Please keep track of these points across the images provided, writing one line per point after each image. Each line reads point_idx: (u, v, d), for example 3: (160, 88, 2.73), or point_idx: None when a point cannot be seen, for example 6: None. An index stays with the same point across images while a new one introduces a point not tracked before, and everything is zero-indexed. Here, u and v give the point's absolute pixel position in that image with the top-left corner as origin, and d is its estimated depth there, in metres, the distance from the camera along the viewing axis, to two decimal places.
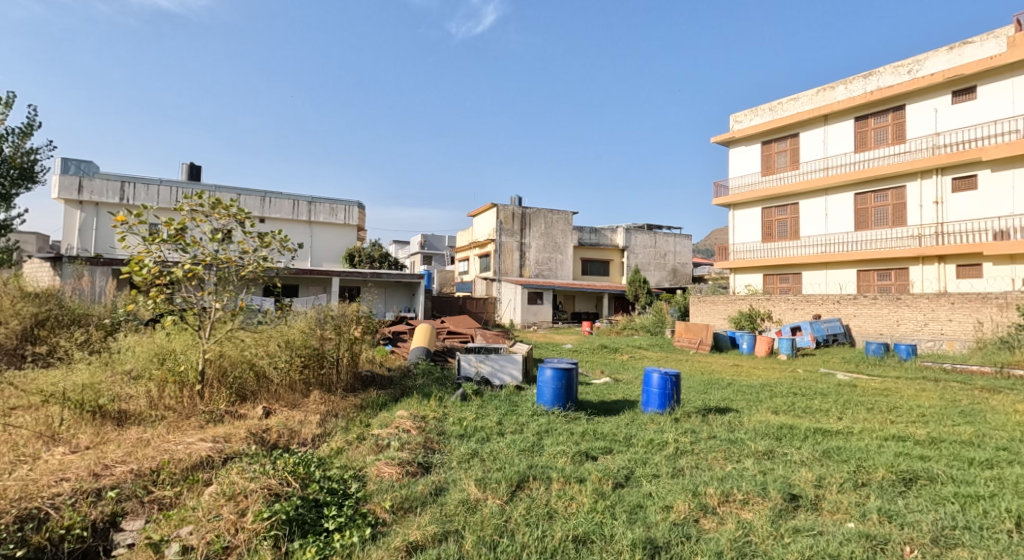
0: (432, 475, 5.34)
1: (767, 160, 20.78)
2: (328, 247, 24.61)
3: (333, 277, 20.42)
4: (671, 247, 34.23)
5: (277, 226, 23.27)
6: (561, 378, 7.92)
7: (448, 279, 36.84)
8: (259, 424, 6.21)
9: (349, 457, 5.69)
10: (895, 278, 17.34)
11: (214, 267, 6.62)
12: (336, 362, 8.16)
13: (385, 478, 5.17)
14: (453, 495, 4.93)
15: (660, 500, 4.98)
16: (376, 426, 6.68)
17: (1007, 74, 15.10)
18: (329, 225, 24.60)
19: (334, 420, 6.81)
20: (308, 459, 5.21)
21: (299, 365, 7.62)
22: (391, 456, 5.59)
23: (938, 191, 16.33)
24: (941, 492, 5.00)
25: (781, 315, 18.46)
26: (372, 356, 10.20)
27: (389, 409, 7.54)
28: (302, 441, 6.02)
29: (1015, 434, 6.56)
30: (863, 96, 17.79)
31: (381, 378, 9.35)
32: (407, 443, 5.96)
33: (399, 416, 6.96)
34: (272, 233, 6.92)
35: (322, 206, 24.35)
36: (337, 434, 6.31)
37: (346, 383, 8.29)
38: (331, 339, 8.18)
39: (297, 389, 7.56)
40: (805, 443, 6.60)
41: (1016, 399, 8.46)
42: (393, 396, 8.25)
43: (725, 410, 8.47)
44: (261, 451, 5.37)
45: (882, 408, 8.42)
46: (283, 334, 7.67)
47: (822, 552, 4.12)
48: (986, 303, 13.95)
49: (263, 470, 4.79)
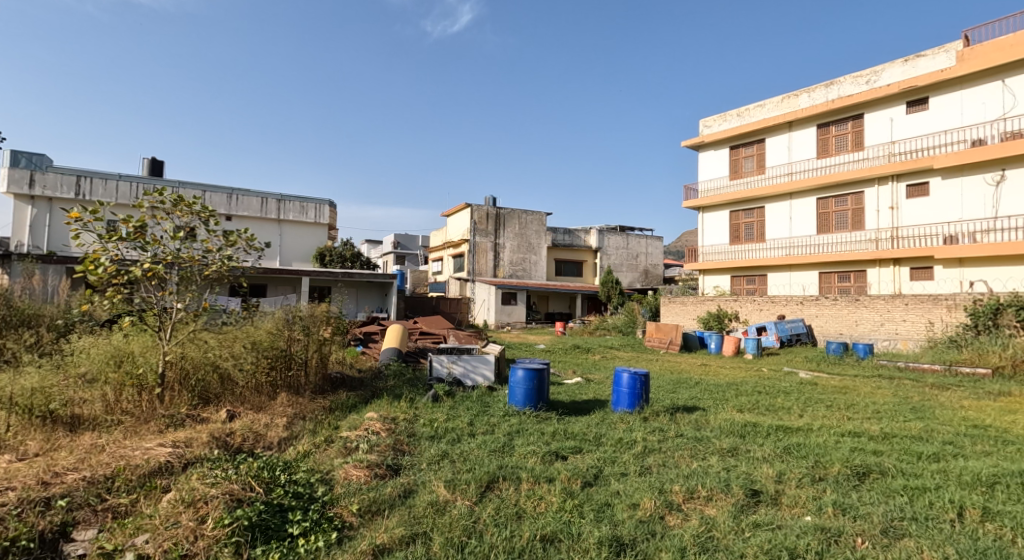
0: (401, 477, 5.33)
1: (734, 164, 21.20)
2: (297, 246, 24.26)
3: (303, 278, 20.13)
4: (642, 248, 34.67)
5: (244, 224, 22.85)
6: (532, 379, 7.96)
7: (421, 279, 36.70)
8: (223, 427, 6.11)
9: (316, 460, 5.65)
10: (854, 279, 17.86)
11: (176, 267, 6.48)
12: (304, 363, 8.05)
13: (353, 480, 5.15)
14: (422, 497, 4.93)
15: (627, 498, 5.06)
16: (345, 428, 6.64)
17: (956, 86, 15.75)
18: (298, 224, 24.25)
19: (301, 423, 6.74)
20: (273, 464, 5.17)
21: (265, 366, 7.49)
22: (359, 459, 5.55)
23: (895, 197, 16.88)
24: (892, 485, 5.19)
25: (747, 316, 18.85)
26: (342, 357, 10.12)
27: (358, 411, 7.50)
28: (268, 444, 5.95)
29: (961, 428, 6.86)
30: (824, 104, 18.31)
31: (351, 379, 9.29)
32: (376, 446, 5.94)
33: (368, 419, 6.92)
34: (238, 231, 6.83)
35: (291, 204, 23.97)
36: (304, 437, 6.24)
37: (314, 385, 8.21)
38: (299, 340, 8.07)
39: (264, 392, 7.44)
40: (767, 440, 6.79)
41: (964, 396, 8.82)
42: (362, 397, 8.18)
43: (692, 409, 8.63)
44: (224, 455, 5.29)
45: (840, 405, 8.71)
46: (250, 334, 7.55)
47: (779, 546, 4.24)
48: (937, 303, 14.49)
49: (224, 475, 4.72)
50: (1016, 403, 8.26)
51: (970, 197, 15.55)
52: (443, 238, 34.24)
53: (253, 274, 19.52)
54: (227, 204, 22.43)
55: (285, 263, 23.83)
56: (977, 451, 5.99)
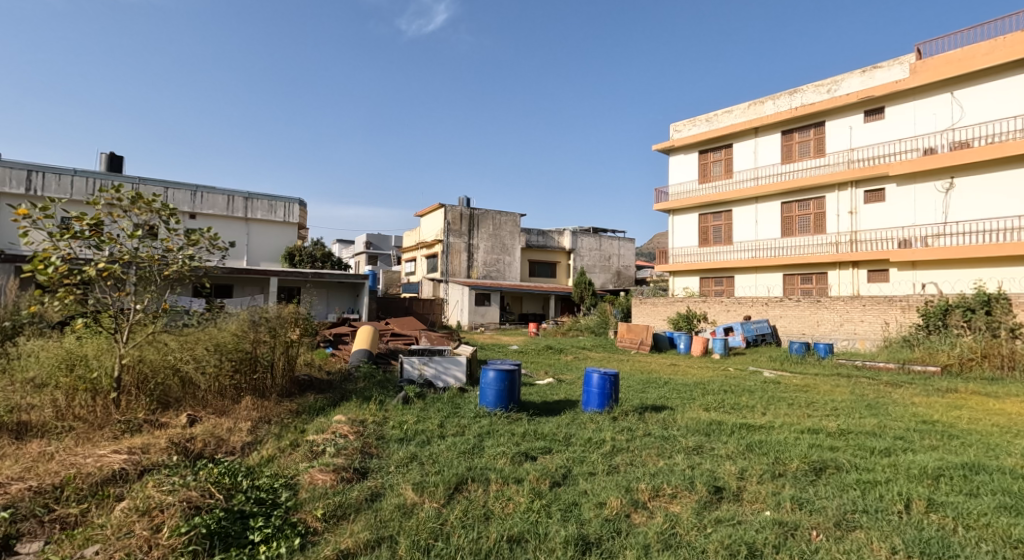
0: (368, 481, 5.29)
1: (703, 168, 21.57)
2: (265, 246, 23.84)
3: (271, 278, 19.74)
4: (615, 249, 35.05)
5: (209, 223, 22.38)
6: (503, 380, 7.98)
7: (393, 279, 36.39)
8: (182, 432, 5.97)
9: (281, 464, 5.58)
10: (816, 281, 18.32)
11: (134, 266, 6.30)
12: (270, 365, 7.90)
13: (318, 485, 5.10)
14: (389, 500, 4.91)
15: (594, 497, 5.12)
16: (311, 432, 6.56)
17: (910, 97, 16.33)
18: (267, 223, 23.84)
19: (266, 427, 6.63)
20: (235, 469, 5.09)
21: (228, 370, 7.35)
22: (326, 463, 5.50)
23: (854, 201, 17.40)
24: (846, 480, 5.37)
25: (715, 317, 19.19)
26: (310, 359, 9.97)
27: (325, 414, 7.40)
28: (230, 449, 5.84)
29: (912, 424, 7.13)
30: (788, 111, 18.78)
31: (320, 382, 9.17)
32: (343, 449, 5.87)
33: (336, 422, 6.84)
34: (199, 230, 6.67)
35: (259, 203, 23.57)
36: (269, 442, 6.15)
37: (281, 388, 8.09)
38: (265, 343, 7.90)
39: (227, 395, 7.31)
40: (731, 438, 6.94)
41: (916, 393, 9.18)
42: (331, 400, 8.10)
43: (660, 408, 8.76)
44: (182, 461, 5.18)
45: (801, 403, 8.97)
46: (213, 337, 7.37)
47: (739, 540, 4.33)
48: (892, 305, 14.99)
49: (182, 481, 4.62)
50: (962, 398, 8.63)
51: (924, 202, 16.12)
52: (416, 238, 34.05)
53: (219, 274, 19.11)
54: (192, 202, 21.94)
55: (252, 263, 23.41)
56: (925, 445, 6.22)
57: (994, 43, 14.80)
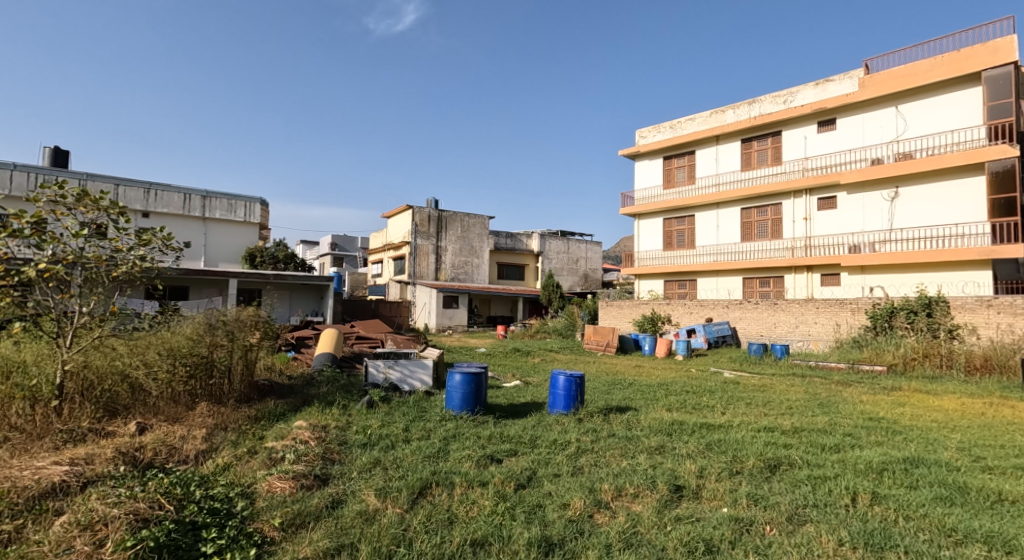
0: (329, 487, 5.24)
1: (667, 174, 21.98)
2: (224, 246, 23.30)
3: (230, 279, 19.25)
4: (582, 252, 35.41)
5: (162, 222, 21.74)
6: (469, 383, 8.00)
7: (359, 281, 35.91)
8: (131, 441, 5.82)
9: (237, 473, 5.48)
10: (773, 285, 18.83)
11: (80, 267, 6.09)
12: (227, 370, 7.77)
13: (277, 493, 5.03)
14: (350, 507, 4.88)
15: (558, 498, 5.19)
16: (270, 438, 6.46)
17: (860, 110, 17.01)
18: (225, 222, 23.32)
19: (222, 434, 6.51)
20: (187, 479, 4.97)
21: (182, 376, 7.20)
22: (285, 470, 5.42)
23: (808, 208, 18.01)
24: (798, 476, 5.56)
25: (678, 319, 19.53)
26: (270, 364, 9.78)
27: (286, 420, 7.30)
28: (182, 458, 5.71)
29: (859, 421, 7.43)
30: (747, 120, 19.33)
31: (281, 386, 9.01)
32: (304, 456, 5.80)
33: (297, 427, 6.75)
34: (151, 229, 6.47)
35: (218, 202, 23.03)
36: (225, 449, 6.04)
37: (238, 394, 7.94)
38: (222, 347, 7.75)
39: (180, 402, 7.16)
40: (692, 437, 7.12)
41: (865, 391, 9.56)
42: (291, 405, 7.97)
43: (624, 409, 8.91)
44: (129, 472, 5.06)
45: (758, 402, 9.24)
46: (165, 341, 7.21)
47: (698, 537, 4.45)
48: (844, 307, 15.55)
49: (129, 493, 4.51)
50: (906, 396, 9.04)
51: (873, 209, 16.78)
52: (382, 240, 33.75)
53: (175, 276, 18.52)
54: (145, 200, 21.28)
55: (210, 263, 22.87)
56: (870, 441, 6.50)
57: (935, 61, 15.56)
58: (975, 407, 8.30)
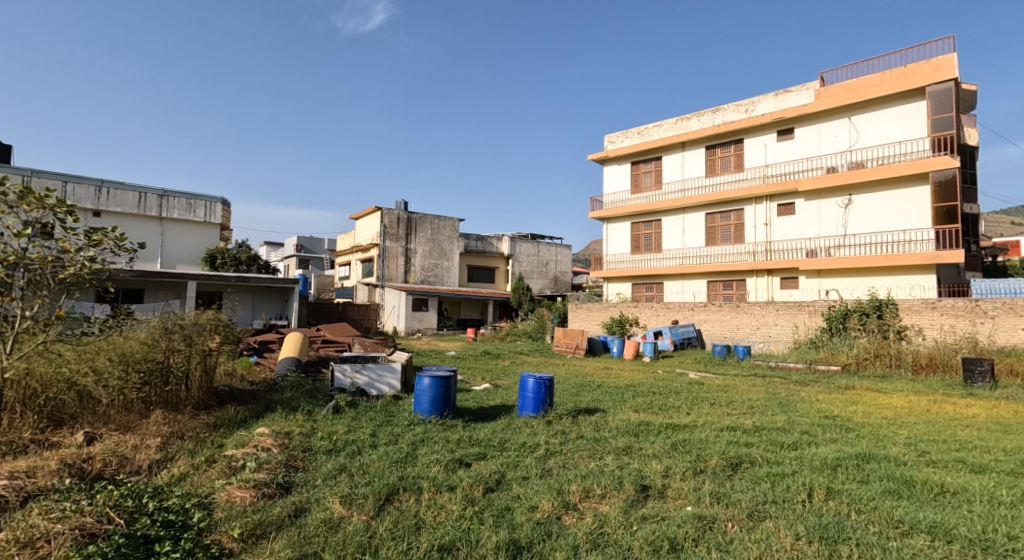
0: (292, 496, 5.19)
1: (635, 179, 22.31)
2: (182, 247, 22.74)
3: (189, 282, 18.75)
4: (551, 255, 35.67)
5: (116, 222, 21.07)
6: (438, 386, 8.00)
7: (326, 284, 35.39)
8: (78, 452, 5.66)
9: (194, 483, 5.37)
10: (736, 287, 19.28)
11: (23, 269, 5.84)
12: (184, 376, 7.63)
13: (236, 503, 4.95)
14: (314, 515, 4.84)
15: (527, 501, 5.25)
16: (231, 446, 6.35)
17: (817, 120, 17.60)
18: (183, 222, 22.75)
19: (178, 443, 6.37)
20: (140, 490, 4.86)
21: (135, 383, 7.02)
22: (245, 479, 5.34)
23: (768, 214, 18.54)
24: (759, 473, 5.73)
25: (646, 321, 19.81)
26: (231, 370, 9.60)
27: (247, 427, 7.18)
28: (134, 469, 5.58)
29: (816, 419, 7.70)
30: (711, 128, 19.79)
31: (242, 392, 8.86)
32: (265, 464, 5.72)
33: (258, 434, 6.65)
34: (103, 229, 6.15)
35: (176, 202, 22.47)
36: (181, 458, 5.92)
37: (196, 400, 7.79)
38: (179, 352, 7.63)
39: (133, 410, 6.97)
40: (658, 437, 7.27)
41: (821, 391, 9.90)
42: (253, 411, 7.84)
43: (593, 411, 9.03)
44: (76, 485, 4.92)
45: (721, 402, 9.49)
46: (117, 346, 7.02)
47: (663, 536, 4.55)
48: (801, 309, 16.06)
49: (75, 507, 4.40)
50: (859, 395, 9.41)
51: (829, 215, 17.37)
52: (350, 242, 33.37)
53: (130, 278, 17.98)
54: (96, 199, 20.60)
55: (167, 265, 22.29)
56: (825, 438, 6.75)
57: (884, 76, 16.24)
58: (921, 404, 8.68)
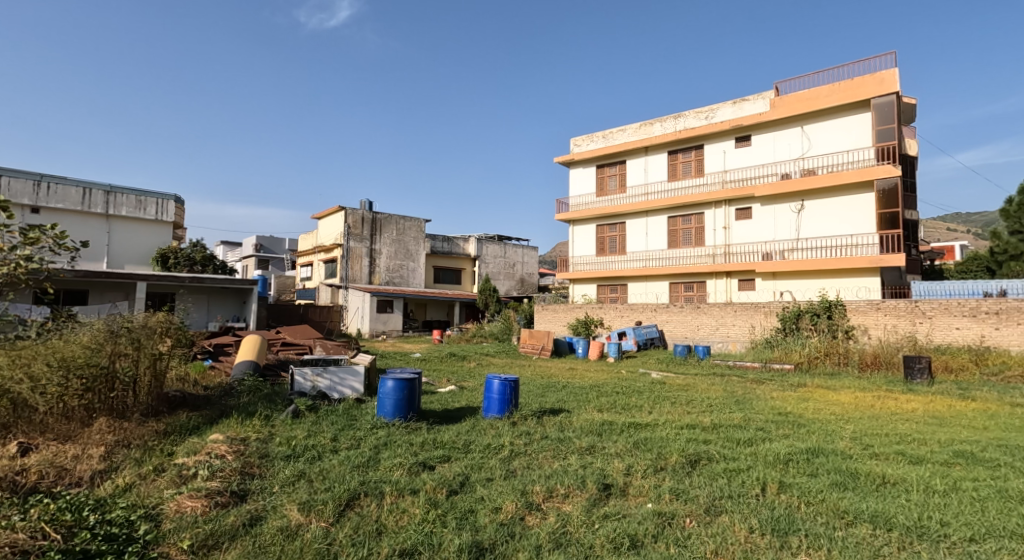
0: (246, 504, 5.11)
1: (600, 182, 22.59)
2: (130, 245, 22.04)
3: (137, 283, 18.11)
4: (518, 256, 35.80)
5: (58, 219, 20.27)
6: (402, 389, 7.97)
7: (287, 285, 34.69)
8: (12, 464, 5.47)
9: (140, 494, 5.24)
10: (696, 289, 19.72)
11: None
12: (131, 382, 7.40)
13: (186, 513, 4.84)
14: (270, 524, 4.76)
15: (490, 503, 5.28)
16: (181, 454, 6.21)
17: (773, 128, 18.15)
18: (131, 220, 22.03)
19: (124, 451, 6.19)
20: (81, 503, 4.69)
21: (77, 390, 6.75)
22: (196, 488, 5.23)
23: (727, 218, 19.02)
24: (716, 469, 5.91)
25: (610, 322, 20.06)
26: (183, 374, 9.35)
27: (199, 434, 7.02)
28: (74, 481, 5.43)
29: (770, 416, 7.97)
30: (673, 134, 20.22)
31: (195, 398, 8.65)
32: (219, 471, 5.62)
33: (211, 441, 6.50)
34: (39, 226, 5.82)
35: (123, 199, 21.74)
36: (126, 468, 5.77)
37: (145, 407, 7.60)
38: (126, 356, 7.37)
39: (74, 418, 6.77)
40: (621, 436, 7.40)
41: (776, 388, 10.23)
42: (207, 417, 7.67)
43: (557, 411, 9.12)
44: (10, 499, 4.76)
45: (682, 401, 9.71)
46: (55, 349, 6.63)
47: (623, 534, 4.65)
48: (758, 310, 16.56)
49: (10, 523, 4.24)
50: (810, 392, 9.77)
51: (784, 220, 17.94)
52: (312, 243, 32.83)
53: (74, 279, 17.32)
54: (36, 195, 19.76)
55: (114, 264, 21.58)
56: (779, 434, 7.00)
57: (834, 87, 16.86)
58: (867, 400, 9.08)
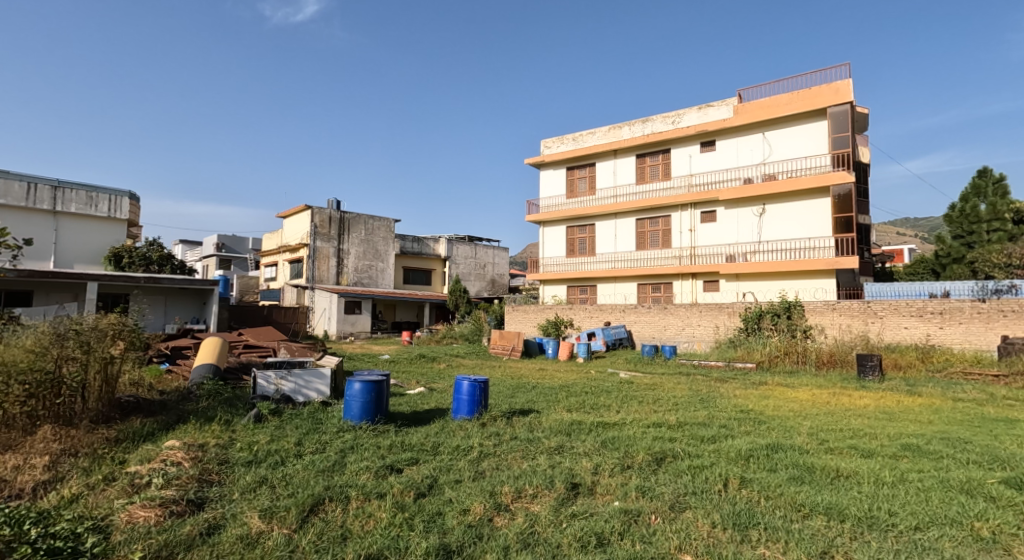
0: (205, 512, 5.01)
1: (570, 184, 22.77)
2: (79, 244, 21.30)
3: (88, 283, 17.51)
4: (488, 257, 35.83)
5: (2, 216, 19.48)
6: (369, 391, 7.91)
7: (250, 286, 33.96)
8: None
9: (89, 504, 5.09)
10: (663, 290, 20.03)
11: None
12: (79, 388, 7.14)
13: (139, 524, 4.72)
14: (228, 532, 4.68)
15: (458, 504, 5.30)
16: (134, 462, 6.05)
17: (736, 134, 18.59)
18: (81, 217, 21.29)
19: (70, 460, 6.01)
20: (27, 516, 4.50)
21: (19, 397, 6.53)
22: (150, 497, 5.10)
23: (693, 221, 19.39)
24: (680, 466, 6.04)
25: (580, 323, 20.22)
26: (137, 379, 9.09)
27: (154, 441, 6.85)
28: (14, 494, 5.26)
29: (733, 413, 8.18)
30: (641, 138, 20.53)
31: (150, 403, 8.42)
32: (175, 479, 5.50)
33: (167, 448, 6.35)
34: None
35: (73, 195, 20.98)
36: (73, 478, 5.61)
37: (94, 413, 7.35)
38: (74, 360, 7.07)
39: (15, 426, 6.55)
40: (589, 435, 7.50)
41: (739, 387, 10.47)
42: (162, 423, 7.48)
43: (527, 411, 9.18)
44: None
45: (649, 399, 9.89)
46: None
47: (590, 532, 4.71)
48: (722, 311, 16.94)
49: None
50: (770, 389, 10.05)
51: (746, 223, 18.38)
52: (277, 242, 32.23)
53: (19, 279, 16.66)
54: None
55: (62, 263, 20.87)
56: (741, 431, 7.19)
57: (793, 96, 17.39)
58: (824, 396, 9.40)
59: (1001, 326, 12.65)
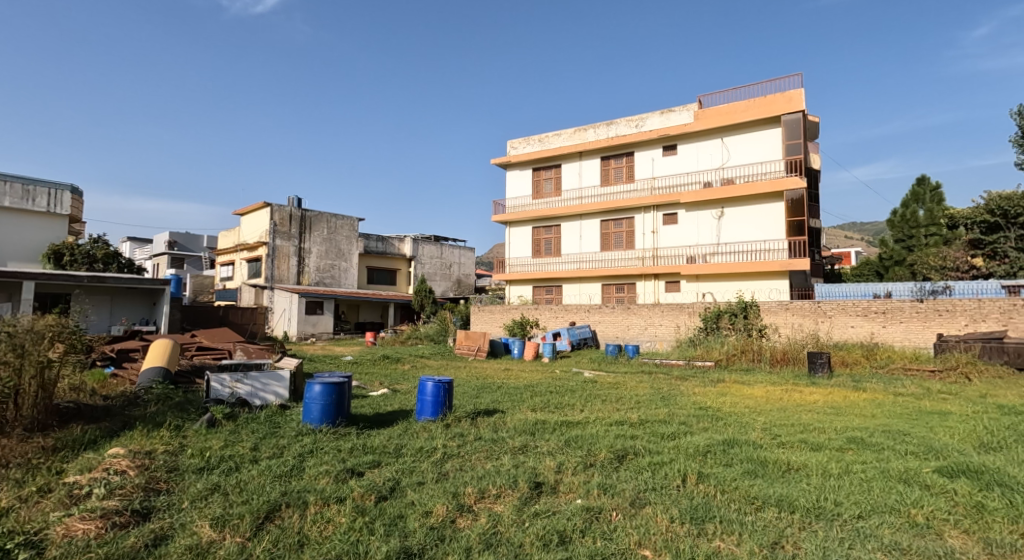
0: (152, 522, 4.85)
1: (536, 185, 22.87)
2: (15, 241, 20.31)
3: (27, 283, 16.71)
4: (454, 257, 35.66)
5: None
6: (330, 393, 7.77)
7: (206, 286, 32.96)
8: None
9: (23, 518, 4.86)
10: (626, 291, 20.27)
11: None
12: (12, 394, 6.80)
13: (77, 537, 4.52)
14: (177, 543, 4.53)
15: (420, 506, 5.26)
16: (74, 472, 5.81)
17: (696, 138, 18.98)
18: (17, 212, 20.30)
19: (2, 472, 5.73)
20: None
21: None
22: (90, 508, 4.91)
23: (655, 222, 19.71)
24: (641, 463, 6.13)
25: (545, 323, 20.31)
26: (77, 384, 8.71)
27: (96, 449, 6.59)
28: None
29: (692, 410, 8.34)
30: (605, 140, 20.77)
31: (92, 409, 8.09)
32: (118, 489, 5.30)
33: (111, 456, 6.13)
34: None
35: (9, 188, 19.96)
36: (6, 491, 5.35)
37: (29, 421, 7.02)
38: (7, 365, 6.72)
39: None
40: (554, 434, 7.55)
41: (698, 384, 10.68)
42: (105, 430, 7.20)
43: (492, 412, 9.17)
44: None
45: (611, 398, 10.01)
46: None
47: (552, 530, 4.74)
48: (682, 311, 17.29)
49: None
50: (727, 387, 10.29)
51: (706, 225, 18.77)
52: (235, 241, 31.39)
53: None
54: None
55: None
56: (699, 427, 7.34)
57: (751, 103, 17.87)
58: (777, 393, 9.67)
59: (938, 325, 13.24)
